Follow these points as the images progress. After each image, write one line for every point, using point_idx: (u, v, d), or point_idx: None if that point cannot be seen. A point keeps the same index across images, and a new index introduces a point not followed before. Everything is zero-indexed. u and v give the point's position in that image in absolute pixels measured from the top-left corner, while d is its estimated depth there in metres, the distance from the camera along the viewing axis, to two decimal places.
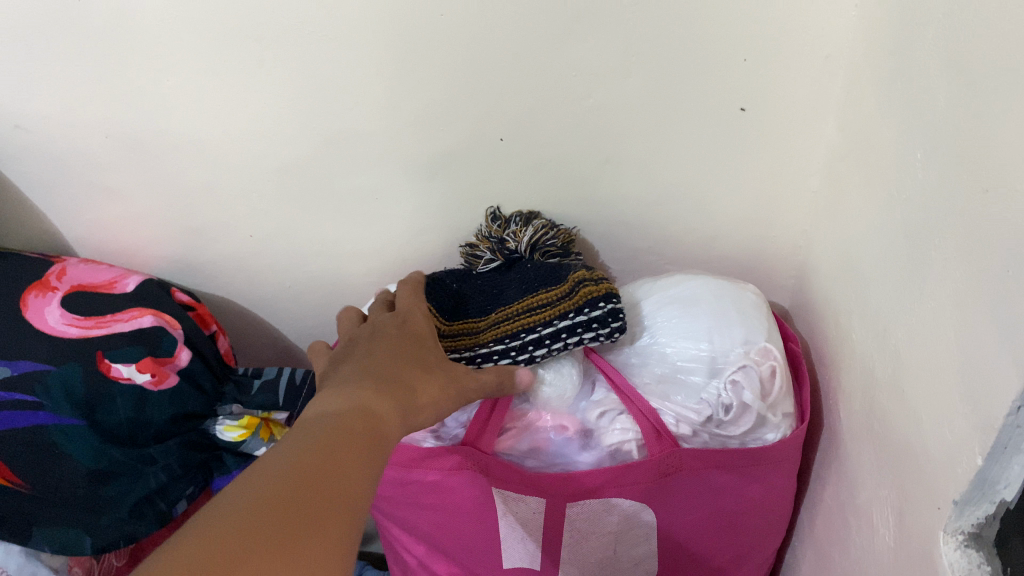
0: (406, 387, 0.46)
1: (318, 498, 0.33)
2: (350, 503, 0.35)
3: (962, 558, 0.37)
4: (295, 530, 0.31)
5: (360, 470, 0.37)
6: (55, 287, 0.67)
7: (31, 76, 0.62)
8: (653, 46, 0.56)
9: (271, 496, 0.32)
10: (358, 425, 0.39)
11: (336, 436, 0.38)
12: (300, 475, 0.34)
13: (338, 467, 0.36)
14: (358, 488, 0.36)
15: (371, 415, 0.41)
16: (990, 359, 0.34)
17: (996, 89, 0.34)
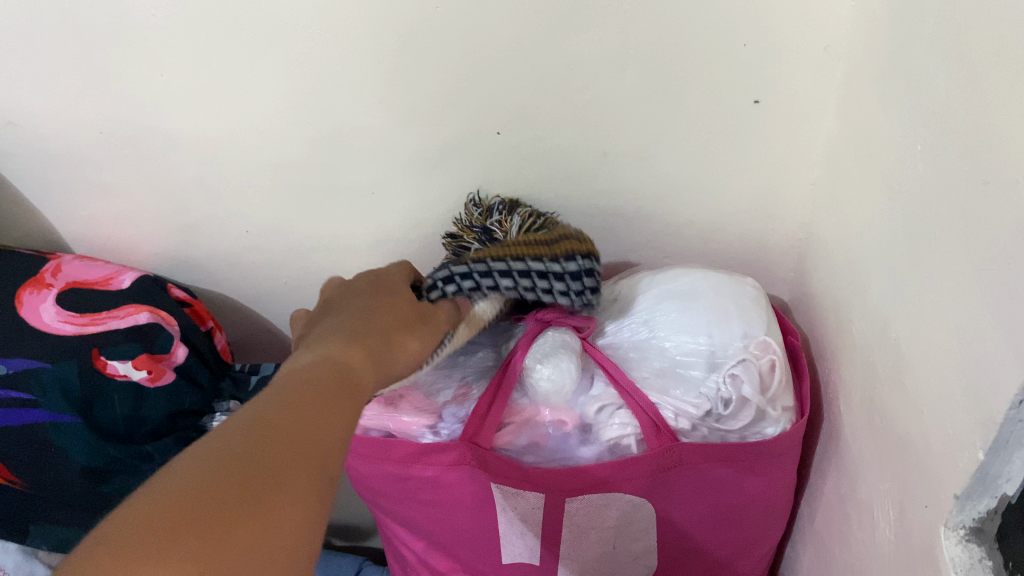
0: (380, 343, 0.45)
1: (298, 449, 0.33)
2: (329, 455, 0.35)
3: (963, 552, 0.37)
4: (275, 479, 0.31)
5: (338, 421, 0.37)
6: (50, 284, 0.66)
7: (24, 72, 0.61)
8: (651, 38, 0.55)
9: (247, 446, 0.32)
10: (333, 377, 0.39)
11: (310, 388, 0.37)
12: (277, 425, 0.34)
13: (315, 419, 0.35)
14: (337, 440, 0.36)
15: (346, 368, 0.41)
16: (991, 352, 0.34)
17: (996, 78, 0.34)
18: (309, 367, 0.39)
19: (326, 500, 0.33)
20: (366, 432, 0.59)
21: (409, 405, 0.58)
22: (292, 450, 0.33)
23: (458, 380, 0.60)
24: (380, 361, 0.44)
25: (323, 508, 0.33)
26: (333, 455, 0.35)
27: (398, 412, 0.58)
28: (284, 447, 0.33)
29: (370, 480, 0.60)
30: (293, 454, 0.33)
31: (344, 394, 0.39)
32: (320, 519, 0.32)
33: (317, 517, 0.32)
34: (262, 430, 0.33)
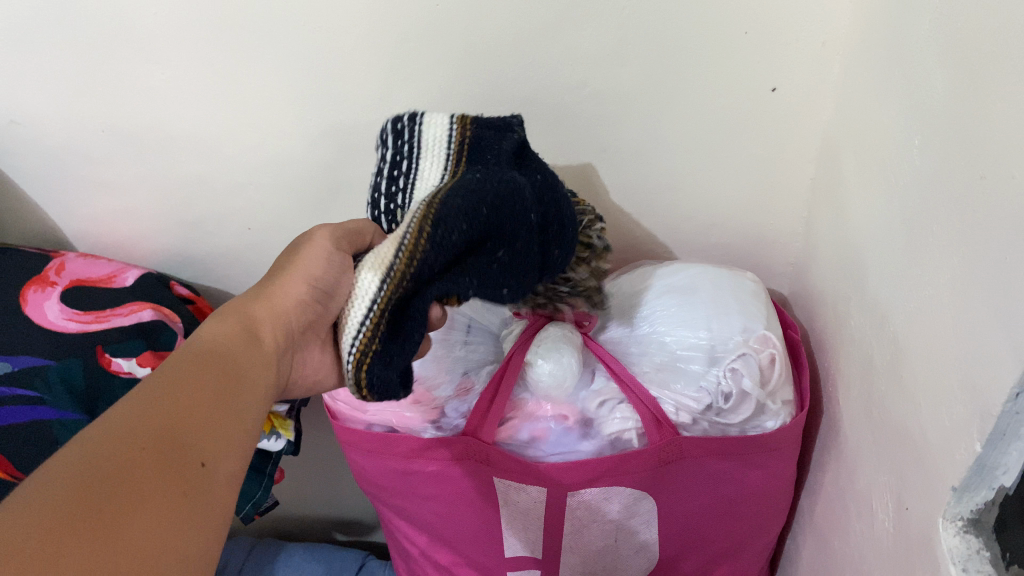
0: (247, 324, 0.44)
1: (168, 445, 0.34)
2: (194, 453, 0.34)
3: (961, 544, 0.37)
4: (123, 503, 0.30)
5: (212, 411, 0.37)
6: (54, 282, 0.67)
7: (26, 71, 0.62)
8: (650, 33, 0.56)
9: (106, 464, 0.31)
10: (197, 377, 0.38)
11: (165, 395, 0.36)
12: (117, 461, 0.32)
13: (183, 422, 0.35)
14: (201, 445, 0.35)
15: (214, 361, 0.40)
16: (988, 345, 0.34)
17: (992, 74, 0.34)
18: (158, 379, 0.37)
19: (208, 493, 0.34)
20: (369, 427, 0.60)
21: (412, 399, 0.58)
22: (138, 473, 0.32)
23: (461, 373, 0.60)
24: (251, 338, 0.43)
25: (201, 494, 0.33)
26: (200, 453, 0.35)
27: (401, 406, 0.58)
28: (127, 471, 0.31)
29: (373, 474, 0.60)
30: (133, 484, 0.31)
31: (216, 393, 0.38)
32: (206, 507, 0.33)
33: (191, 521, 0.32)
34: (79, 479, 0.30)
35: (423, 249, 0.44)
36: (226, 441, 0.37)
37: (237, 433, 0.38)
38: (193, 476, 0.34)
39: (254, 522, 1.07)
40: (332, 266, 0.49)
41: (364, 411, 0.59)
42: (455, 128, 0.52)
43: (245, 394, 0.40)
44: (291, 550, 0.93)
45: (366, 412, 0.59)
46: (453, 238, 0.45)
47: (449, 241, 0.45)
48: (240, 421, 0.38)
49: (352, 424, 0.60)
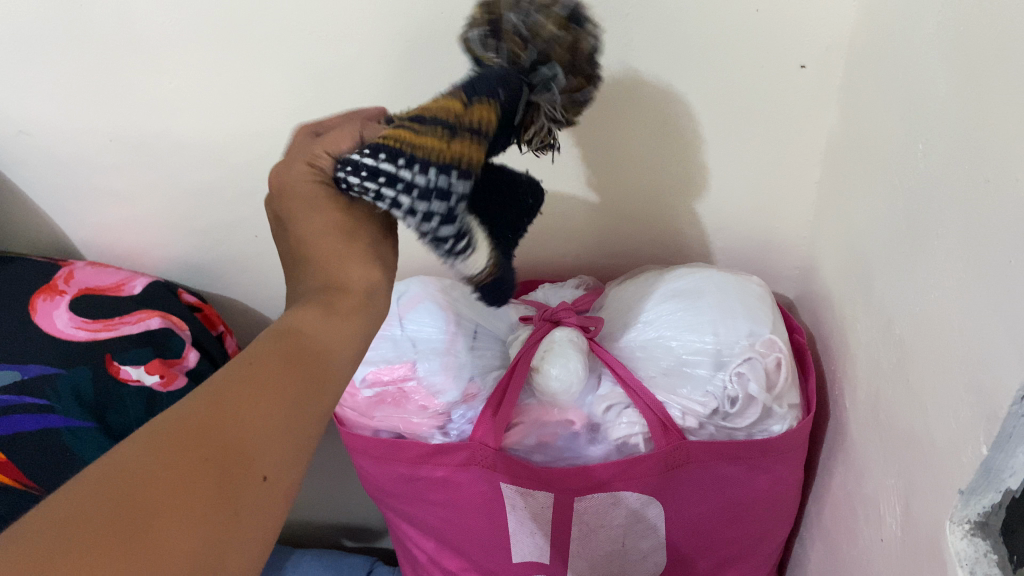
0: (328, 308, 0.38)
1: (231, 453, 0.30)
2: (257, 465, 0.31)
3: (969, 546, 0.37)
4: (166, 506, 0.28)
5: (282, 414, 0.33)
6: (63, 290, 0.68)
7: (36, 81, 0.62)
8: (653, 40, 0.56)
9: (153, 461, 0.28)
10: (268, 373, 0.34)
11: (234, 390, 0.32)
12: (173, 468, 0.29)
13: (250, 426, 0.32)
14: (265, 453, 0.32)
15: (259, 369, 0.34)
16: (993, 347, 0.34)
17: (996, 76, 0.34)
18: (232, 366, 0.34)
19: (266, 509, 0.31)
20: (377, 433, 0.60)
21: (419, 406, 0.58)
22: (200, 470, 0.29)
23: (467, 379, 0.59)
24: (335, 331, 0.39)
25: (255, 508, 0.31)
26: (264, 464, 0.32)
27: (407, 413, 0.59)
28: (195, 479, 0.29)
29: (381, 480, 0.60)
30: (187, 501, 0.28)
31: (293, 384, 0.34)
32: (254, 527, 0.30)
33: (242, 540, 0.30)
34: (132, 486, 0.27)
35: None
36: (287, 451, 0.33)
37: (303, 437, 0.34)
38: (251, 493, 0.30)
39: None
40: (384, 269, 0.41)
41: (371, 417, 0.60)
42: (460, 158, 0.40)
43: (321, 396, 0.35)
44: (299, 556, 0.93)
45: (373, 418, 0.60)
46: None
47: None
48: (304, 428, 0.34)
49: (358, 429, 0.61)
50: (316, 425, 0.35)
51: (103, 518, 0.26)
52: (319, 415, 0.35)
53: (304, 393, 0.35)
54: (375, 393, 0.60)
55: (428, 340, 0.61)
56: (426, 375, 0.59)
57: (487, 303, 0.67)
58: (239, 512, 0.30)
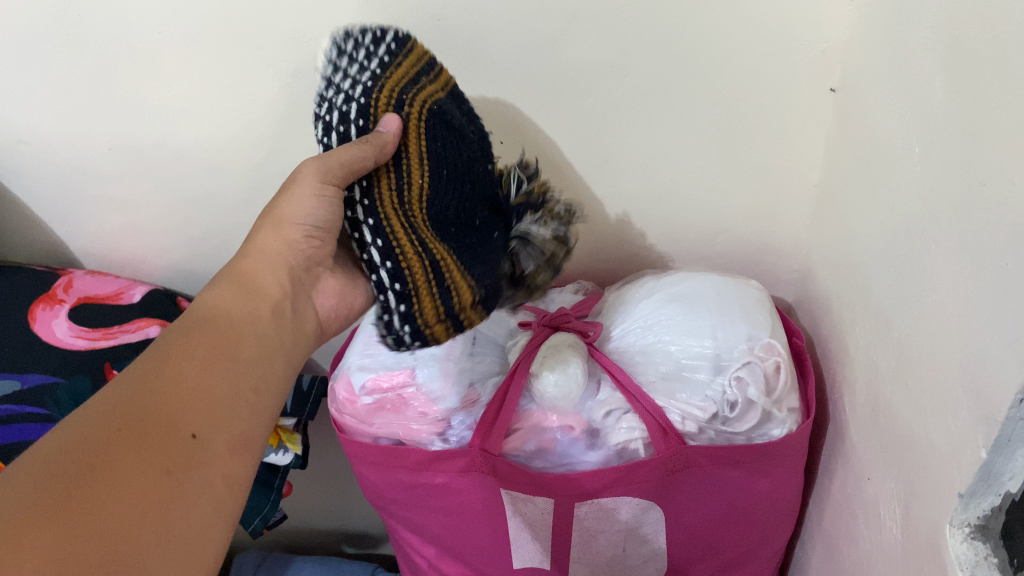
0: (245, 280, 0.45)
1: (155, 418, 0.36)
2: (183, 424, 0.37)
3: (968, 550, 0.37)
4: (96, 468, 0.33)
5: (202, 378, 0.39)
6: (63, 299, 0.68)
7: (34, 91, 0.62)
8: (650, 46, 0.56)
9: (86, 432, 0.34)
10: (187, 351, 0.40)
11: (154, 368, 0.38)
12: (106, 441, 0.34)
13: (168, 396, 0.37)
14: (191, 413, 0.38)
15: (181, 349, 0.40)
16: (990, 350, 0.34)
17: (991, 81, 0.34)
18: (153, 349, 0.40)
19: (199, 460, 0.37)
20: (377, 440, 0.60)
21: (418, 412, 0.58)
22: (126, 437, 0.35)
23: (467, 385, 0.59)
24: (254, 297, 0.45)
25: (187, 465, 0.36)
26: (191, 422, 0.37)
27: (407, 419, 0.59)
28: (120, 441, 0.34)
29: (380, 487, 0.60)
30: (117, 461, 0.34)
31: (210, 357, 0.40)
32: (195, 474, 0.36)
33: (177, 497, 0.35)
34: (69, 459, 0.33)
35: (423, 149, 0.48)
36: (216, 406, 0.39)
37: (234, 393, 0.40)
38: (182, 447, 0.36)
39: (263, 536, 1.07)
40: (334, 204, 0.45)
41: (371, 424, 0.60)
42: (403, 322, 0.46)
43: (244, 354, 0.42)
44: (299, 563, 0.93)
45: (373, 425, 0.60)
46: (449, 203, 0.50)
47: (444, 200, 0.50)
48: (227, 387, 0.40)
49: (358, 436, 0.60)
50: (246, 379, 0.41)
51: (48, 487, 0.32)
52: (246, 372, 0.41)
53: (227, 356, 0.41)
54: (375, 400, 0.59)
55: (427, 346, 0.61)
56: (425, 381, 0.59)
57: None
58: (176, 464, 0.35)
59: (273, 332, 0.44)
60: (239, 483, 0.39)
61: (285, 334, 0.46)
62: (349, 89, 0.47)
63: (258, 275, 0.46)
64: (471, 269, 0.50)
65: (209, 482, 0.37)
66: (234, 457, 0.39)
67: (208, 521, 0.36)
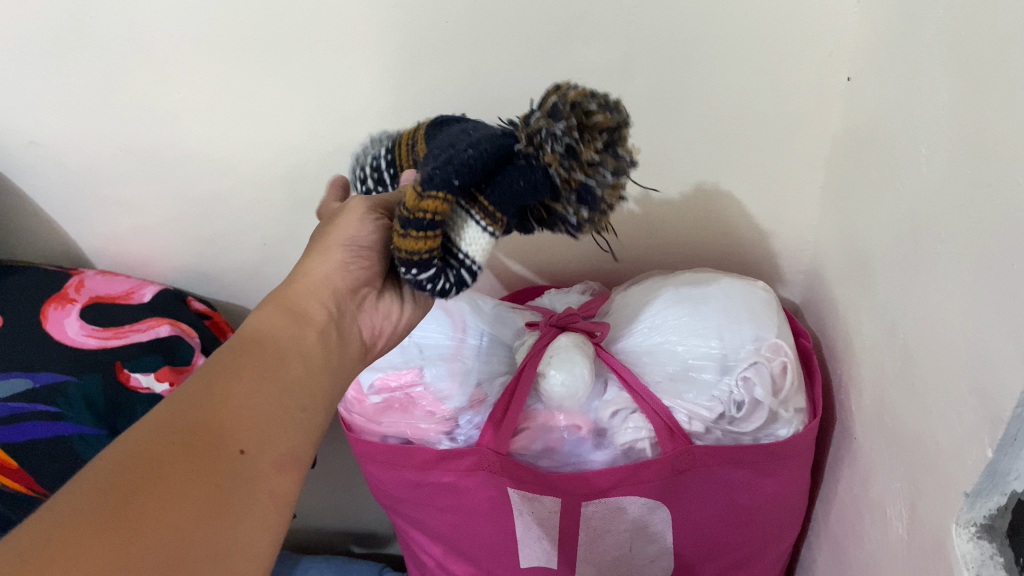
0: (292, 304, 0.46)
1: (202, 434, 0.36)
2: (231, 441, 0.37)
3: (974, 549, 0.37)
4: (147, 483, 0.33)
5: (248, 397, 0.39)
6: (74, 299, 0.68)
7: (47, 93, 0.63)
8: (657, 47, 0.56)
9: (137, 450, 0.34)
10: (232, 372, 0.40)
11: (200, 391, 0.38)
12: (157, 457, 0.34)
13: (216, 414, 0.37)
14: (241, 431, 0.38)
15: (227, 372, 0.40)
16: (996, 349, 0.34)
17: (995, 85, 0.35)
18: (200, 371, 0.40)
19: (248, 474, 0.36)
20: (385, 438, 0.60)
21: (427, 411, 0.59)
22: (174, 453, 0.35)
23: (474, 384, 0.60)
24: (300, 320, 0.46)
25: (235, 479, 0.36)
26: (238, 439, 0.37)
27: (415, 418, 0.59)
28: (170, 457, 0.34)
29: (389, 486, 0.61)
30: (168, 476, 0.34)
31: (255, 377, 0.40)
32: (244, 489, 0.36)
33: (229, 511, 0.35)
34: (122, 474, 0.33)
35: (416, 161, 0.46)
36: (261, 425, 0.39)
37: (279, 412, 0.40)
38: (230, 463, 0.36)
39: None
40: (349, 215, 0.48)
41: (379, 423, 0.60)
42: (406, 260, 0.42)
43: (290, 373, 0.42)
44: (307, 562, 0.94)
45: (381, 424, 0.60)
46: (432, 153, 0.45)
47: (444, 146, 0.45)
48: (271, 407, 0.40)
49: (367, 435, 0.61)
50: (289, 398, 0.41)
51: (103, 501, 0.32)
52: (289, 392, 0.41)
53: (271, 376, 0.41)
54: (383, 399, 0.60)
55: (436, 347, 0.62)
56: (432, 381, 0.59)
57: (493, 309, 0.67)
58: (225, 479, 0.35)
59: (318, 353, 0.45)
60: (287, 501, 0.38)
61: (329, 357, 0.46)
62: (378, 168, 0.53)
63: (305, 299, 0.47)
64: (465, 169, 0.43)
65: (260, 498, 0.36)
66: (281, 473, 0.38)
67: (256, 536, 0.36)
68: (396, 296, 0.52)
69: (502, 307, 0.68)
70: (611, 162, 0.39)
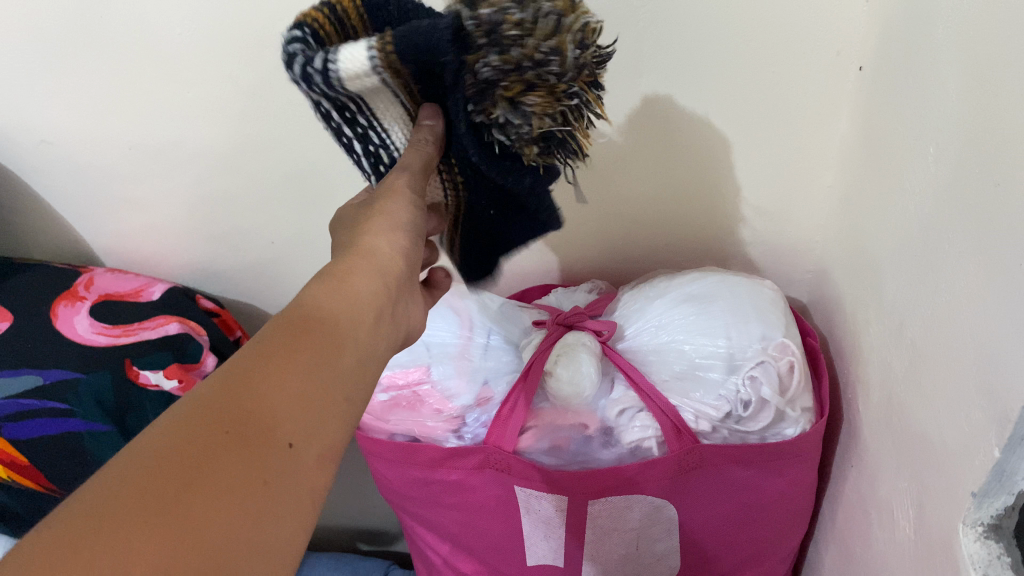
0: (350, 277, 0.39)
1: (248, 421, 0.30)
2: (279, 432, 0.31)
3: (982, 549, 0.37)
4: (185, 480, 0.27)
5: (302, 379, 0.33)
6: (84, 297, 0.69)
7: (57, 91, 0.63)
8: (665, 45, 0.56)
9: (179, 435, 0.28)
10: (291, 344, 0.34)
11: (252, 365, 0.32)
12: (198, 442, 0.28)
13: (264, 397, 0.31)
14: (290, 418, 0.32)
15: (287, 348, 0.34)
16: (1004, 349, 0.34)
17: (1006, 84, 0.35)
18: (252, 345, 0.33)
19: (295, 473, 0.31)
20: (392, 436, 0.60)
21: (433, 409, 0.59)
22: (214, 442, 0.29)
23: (481, 383, 0.60)
24: (358, 298, 0.38)
25: (283, 478, 0.30)
26: (288, 430, 0.31)
27: (422, 416, 0.59)
28: (211, 447, 0.29)
29: (396, 484, 0.61)
30: (210, 473, 0.28)
31: (312, 354, 0.34)
32: (288, 493, 0.30)
33: (271, 516, 0.29)
34: (156, 466, 0.27)
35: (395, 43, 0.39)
36: (312, 412, 0.33)
37: (329, 398, 0.34)
38: (278, 458, 0.30)
39: None
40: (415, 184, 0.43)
41: (386, 421, 0.60)
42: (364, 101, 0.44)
43: (349, 355, 0.36)
44: (314, 560, 0.94)
45: (389, 422, 0.60)
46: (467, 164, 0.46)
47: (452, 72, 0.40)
48: (327, 393, 0.34)
49: (374, 433, 0.61)
50: (345, 386, 0.35)
51: (133, 500, 0.26)
52: (346, 377, 0.35)
53: (331, 356, 0.35)
54: (390, 397, 0.61)
55: (442, 345, 0.63)
56: (440, 379, 0.60)
57: (501, 308, 0.67)
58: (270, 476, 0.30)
59: (374, 335, 0.38)
60: (321, 501, 0.32)
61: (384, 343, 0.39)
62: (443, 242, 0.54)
63: (363, 274, 0.40)
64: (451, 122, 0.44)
65: (303, 503, 0.31)
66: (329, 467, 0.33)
67: (290, 539, 0.30)
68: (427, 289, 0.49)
69: (509, 305, 0.68)
70: (578, 126, 0.39)
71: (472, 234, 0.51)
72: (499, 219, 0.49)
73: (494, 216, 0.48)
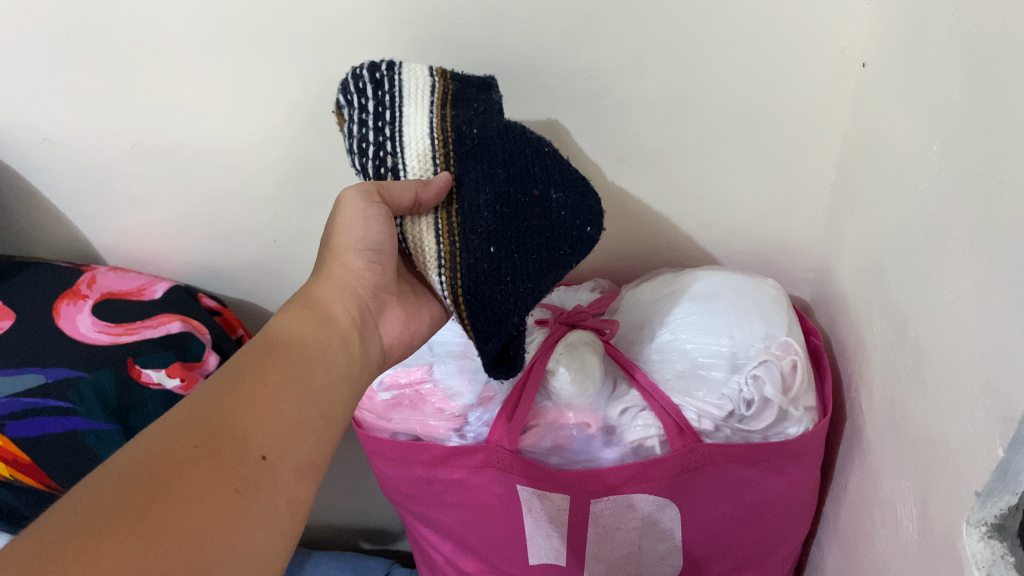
0: (317, 309, 0.47)
1: (225, 438, 0.37)
2: (253, 447, 0.37)
3: (985, 549, 0.37)
4: (168, 484, 0.34)
5: (272, 404, 0.40)
6: (86, 295, 0.69)
7: (59, 89, 0.63)
8: (668, 44, 0.56)
9: (161, 451, 0.35)
10: (259, 372, 0.41)
11: (223, 390, 0.39)
12: (181, 457, 0.35)
13: (238, 417, 0.38)
14: (261, 436, 0.38)
15: (258, 374, 0.41)
16: (1008, 348, 0.34)
17: (1010, 82, 0.34)
18: (225, 371, 0.40)
19: (269, 481, 0.37)
20: (394, 435, 0.60)
21: (436, 409, 0.59)
22: (193, 457, 0.35)
23: (484, 382, 0.60)
24: (321, 325, 0.46)
25: (258, 487, 0.36)
26: (260, 445, 0.38)
27: (425, 415, 0.59)
28: (189, 459, 0.35)
29: (399, 483, 0.61)
30: (190, 480, 0.34)
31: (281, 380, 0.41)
32: (264, 497, 0.36)
33: (249, 516, 0.35)
34: (145, 474, 0.34)
35: (452, 83, 0.53)
36: (283, 431, 0.39)
37: (301, 417, 0.41)
38: (252, 469, 0.37)
39: None
40: (385, 219, 0.48)
41: (388, 419, 0.60)
42: (437, 79, 0.52)
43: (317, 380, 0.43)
44: (317, 558, 0.94)
45: (391, 420, 0.60)
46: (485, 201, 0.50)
47: (498, 125, 0.51)
48: (296, 414, 0.40)
49: (376, 432, 0.61)
50: (314, 405, 0.42)
51: (122, 501, 0.32)
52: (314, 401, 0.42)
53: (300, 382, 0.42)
54: (392, 396, 0.61)
55: (444, 344, 0.63)
56: (442, 378, 0.61)
57: None
58: (246, 485, 0.36)
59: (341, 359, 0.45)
60: (303, 509, 0.39)
61: (353, 362, 0.47)
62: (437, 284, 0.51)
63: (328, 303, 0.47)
64: (463, 170, 0.51)
65: (285, 508, 0.37)
66: (305, 480, 0.39)
67: (269, 539, 0.36)
68: (415, 307, 0.55)
69: None
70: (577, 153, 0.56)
71: (480, 281, 0.50)
72: (507, 257, 0.50)
73: (498, 252, 0.50)
